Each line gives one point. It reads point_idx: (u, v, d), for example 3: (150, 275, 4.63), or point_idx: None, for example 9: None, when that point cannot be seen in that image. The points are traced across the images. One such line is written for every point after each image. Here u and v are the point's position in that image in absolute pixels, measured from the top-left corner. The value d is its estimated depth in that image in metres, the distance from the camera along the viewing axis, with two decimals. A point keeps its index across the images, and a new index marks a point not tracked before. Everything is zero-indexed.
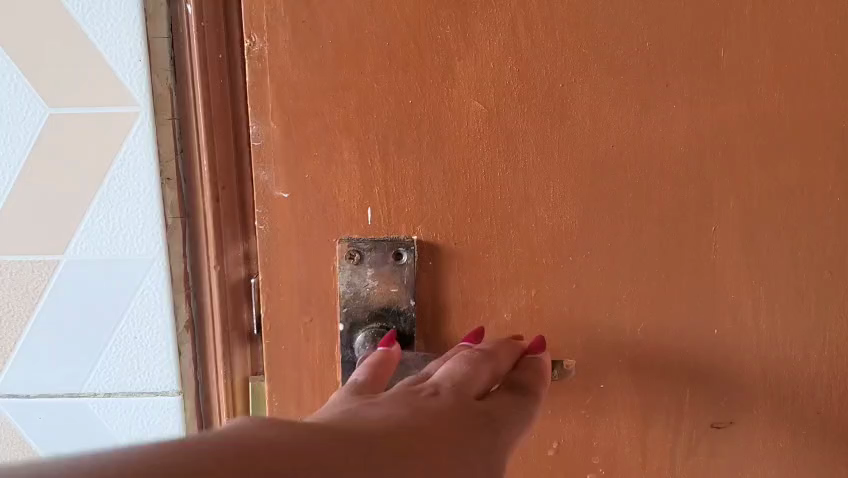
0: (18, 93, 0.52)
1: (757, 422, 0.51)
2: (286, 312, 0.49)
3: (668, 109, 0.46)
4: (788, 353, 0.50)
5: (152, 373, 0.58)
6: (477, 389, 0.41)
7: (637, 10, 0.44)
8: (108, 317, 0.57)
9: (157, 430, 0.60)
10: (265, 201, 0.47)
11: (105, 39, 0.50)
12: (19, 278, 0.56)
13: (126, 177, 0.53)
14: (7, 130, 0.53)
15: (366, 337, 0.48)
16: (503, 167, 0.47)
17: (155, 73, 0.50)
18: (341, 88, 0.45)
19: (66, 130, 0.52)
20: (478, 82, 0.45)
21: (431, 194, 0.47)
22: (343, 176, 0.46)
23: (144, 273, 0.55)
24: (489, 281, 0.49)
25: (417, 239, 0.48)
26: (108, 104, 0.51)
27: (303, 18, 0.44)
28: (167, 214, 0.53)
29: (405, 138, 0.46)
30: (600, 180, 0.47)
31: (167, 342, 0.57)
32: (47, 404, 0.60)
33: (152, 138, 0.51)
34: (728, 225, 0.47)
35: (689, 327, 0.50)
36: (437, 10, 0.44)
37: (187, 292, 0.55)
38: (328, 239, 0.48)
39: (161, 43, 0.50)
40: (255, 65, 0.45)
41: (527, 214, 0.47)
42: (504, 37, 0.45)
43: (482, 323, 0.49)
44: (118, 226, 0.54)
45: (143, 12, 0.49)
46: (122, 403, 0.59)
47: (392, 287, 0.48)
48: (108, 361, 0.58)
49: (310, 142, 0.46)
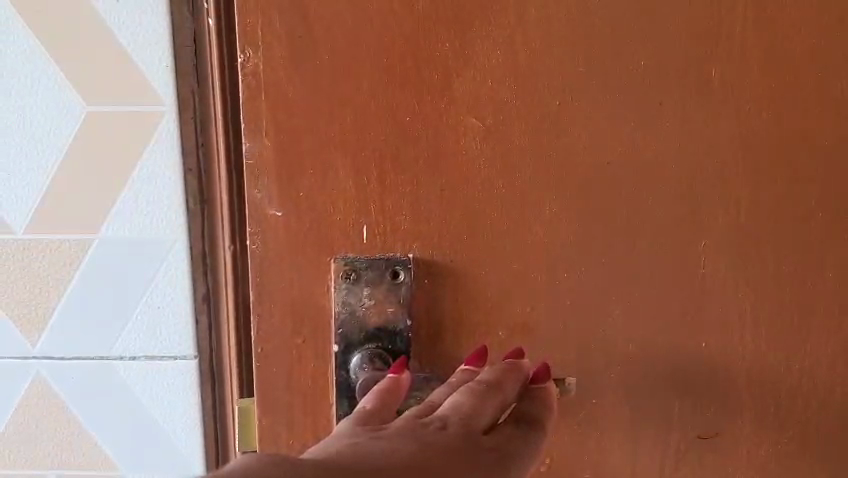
0: (48, 85, 0.52)
1: (745, 439, 0.51)
2: (278, 331, 0.48)
3: (664, 126, 0.45)
4: (778, 370, 0.49)
5: (172, 341, 0.57)
6: (485, 422, 0.40)
7: (635, 27, 0.44)
8: (130, 299, 0.56)
9: (178, 396, 0.59)
10: (258, 220, 0.46)
11: (135, 43, 0.50)
12: (42, 260, 0.56)
13: (152, 167, 0.53)
14: (38, 123, 0.53)
15: (361, 359, 0.47)
16: (501, 183, 0.46)
17: (180, 75, 0.51)
18: (336, 105, 0.44)
19: (98, 127, 0.52)
20: (476, 99, 0.44)
21: (428, 211, 0.46)
22: (337, 193, 0.45)
23: (167, 256, 0.55)
24: (484, 299, 0.48)
25: (414, 257, 0.47)
26: (137, 100, 0.51)
27: (299, 33, 0.43)
28: (189, 201, 0.53)
29: (402, 155, 0.45)
30: (593, 197, 0.46)
31: (183, 322, 0.56)
32: (76, 368, 0.59)
33: (176, 135, 0.52)
34: (723, 241, 0.47)
35: (682, 345, 0.49)
36: (436, 26, 0.43)
37: (205, 273, 0.55)
38: (324, 258, 0.47)
39: (186, 51, 0.50)
40: (249, 81, 0.44)
41: (523, 231, 0.47)
42: (502, 53, 0.44)
43: (477, 342, 0.48)
44: (142, 209, 0.54)
45: (170, 21, 0.50)
46: (144, 377, 0.58)
47: (388, 306, 0.47)
48: (129, 340, 0.57)
49: (304, 159, 0.45)
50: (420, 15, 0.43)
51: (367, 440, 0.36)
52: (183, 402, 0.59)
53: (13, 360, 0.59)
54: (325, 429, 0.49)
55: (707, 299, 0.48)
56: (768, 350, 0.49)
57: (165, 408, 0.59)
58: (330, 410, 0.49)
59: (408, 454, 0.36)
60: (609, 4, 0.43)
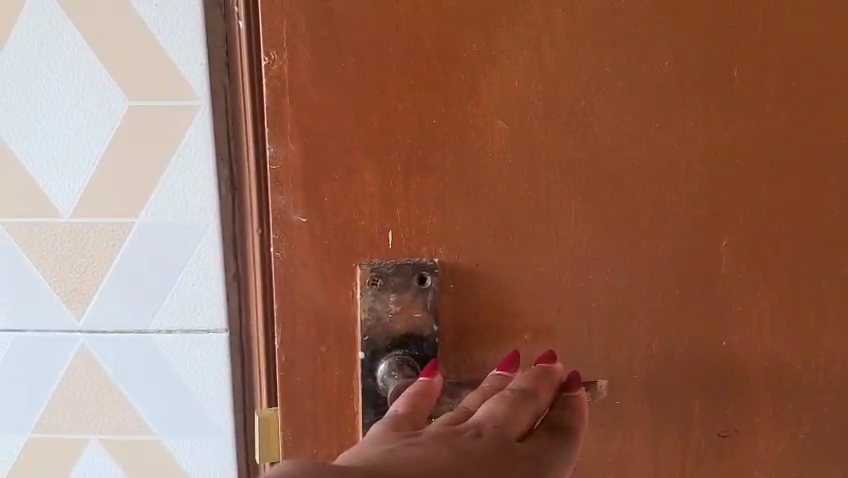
0: (94, 76, 0.53)
1: (767, 441, 0.50)
2: (300, 338, 0.47)
3: (688, 126, 0.44)
4: (800, 372, 0.48)
5: (204, 321, 0.59)
6: (518, 429, 0.40)
7: (661, 28, 0.43)
8: (165, 283, 0.58)
9: (210, 373, 0.60)
10: (281, 225, 0.45)
11: (172, 41, 0.52)
12: (85, 239, 0.57)
13: (186, 155, 0.54)
14: (83, 113, 0.54)
15: (389, 366, 0.46)
16: (526, 185, 0.45)
17: (213, 71, 0.52)
18: (361, 109, 0.43)
19: (136, 120, 0.54)
20: (503, 100, 0.43)
21: (452, 214, 0.45)
22: (360, 196, 0.44)
23: (199, 241, 0.56)
24: (509, 303, 0.47)
25: (439, 262, 0.46)
26: (173, 94, 0.53)
27: (323, 35, 0.42)
28: (221, 188, 0.55)
29: (426, 158, 0.44)
30: (618, 199, 0.45)
31: (215, 305, 0.58)
32: (114, 348, 0.60)
33: (209, 127, 0.53)
34: (747, 241, 0.46)
35: (707, 347, 0.48)
36: (463, 27, 0.42)
37: (235, 256, 0.57)
38: (348, 264, 0.46)
39: (218, 50, 0.52)
40: (274, 85, 0.43)
41: (548, 232, 0.46)
42: (529, 55, 0.43)
43: (500, 346, 0.47)
44: (177, 194, 0.55)
45: (205, 21, 0.51)
46: (181, 352, 0.60)
47: (415, 312, 0.46)
48: (162, 322, 0.59)
49: (327, 164, 0.44)
50: (446, 16, 0.42)
51: (402, 448, 0.36)
52: (214, 379, 0.60)
53: (56, 337, 0.59)
54: (350, 436, 0.48)
55: (731, 299, 0.47)
56: (792, 351, 0.48)
57: (200, 384, 0.61)
58: (356, 418, 0.48)
59: (445, 462, 0.35)
60: (636, 3, 0.42)
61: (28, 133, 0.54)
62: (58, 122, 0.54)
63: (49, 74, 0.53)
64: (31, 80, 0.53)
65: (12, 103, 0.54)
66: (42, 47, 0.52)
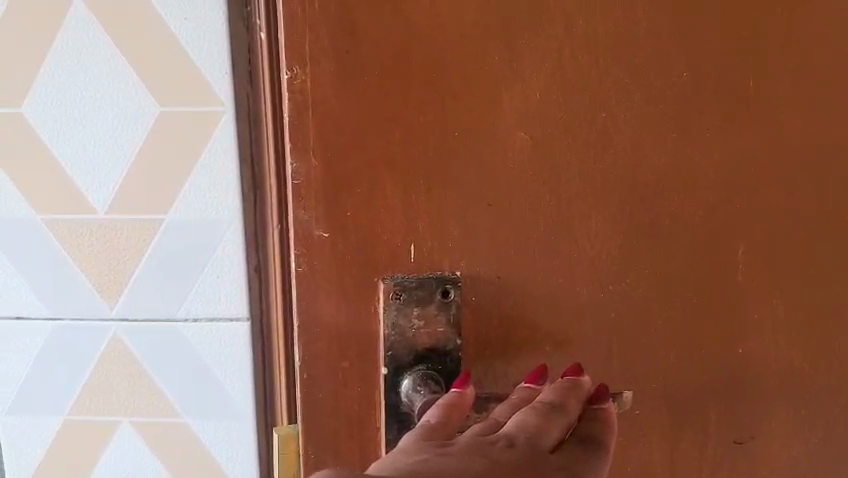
0: (128, 84, 0.58)
1: (778, 447, 0.51)
2: (321, 355, 0.45)
3: (704, 135, 0.45)
4: (813, 375, 0.49)
5: (228, 311, 0.63)
6: (550, 442, 0.40)
7: (675, 40, 0.44)
8: (192, 276, 0.62)
9: (234, 361, 0.65)
10: (302, 242, 0.44)
11: (199, 51, 0.57)
12: (119, 231, 0.62)
13: (213, 157, 0.60)
14: (117, 118, 0.59)
15: (413, 382, 0.45)
16: (548, 196, 0.45)
17: (237, 79, 0.58)
18: (384, 122, 0.42)
19: (168, 123, 0.59)
20: (524, 112, 0.43)
21: (475, 227, 0.45)
22: (383, 211, 0.44)
23: (224, 236, 0.61)
24: (530, 315, 0.47)
25: (462, 275, 0.45)
26: (200, 101, 0.58)
27: (345, 47, 0.41)
28: (244, 186, 0.60)
29: (449, 171, 0.43)
30: (637, 208, 0.46)
31: (239, 296, 0.63)
32: (143, 336, 0.64)
33: (234, 130, 0.59)
34: (761, 248, 0.47)
35: (723, 355, 0.48)
36: (485, 39, 0.42)
37: (256, 250, 0.62)
38: (370, 278, 0.45)
39: (242, 61, 0.58)
40: (295, 98, 0.42)
41: (569, 243, 0.46)
42: (550, 66, 0.43)
43: (522, 358, 0.47)
44: (205, 194, 0.60)
45: (230, 32, 0.57)
46: (204, 341, 0.64)
47: (438, 326, 0.46)
48: (190, 310, 0.63)
49: (349, 180, 0.43)
50: (469, 28, 0.42)
51: (435, 458, 0.36)
52: (237, 368, 0.65)
53: (90, 324, 0.64)
54: (372, 453, 0.47)
55: (747, 306, 0.48)
56: (806, 356, 0.49)
57: (224, 372, 0.65)
58: (378, 435, 0.47)
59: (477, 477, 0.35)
60: (652, 16, 0.43)
61: (66, 131, 0.60)
62: (94, 125, 0.59)
63: (87, 80, 0.59)
64: (70, 85, 0.59)
65: (50, 105, 0.59)
66: (78, 53, 0.58)
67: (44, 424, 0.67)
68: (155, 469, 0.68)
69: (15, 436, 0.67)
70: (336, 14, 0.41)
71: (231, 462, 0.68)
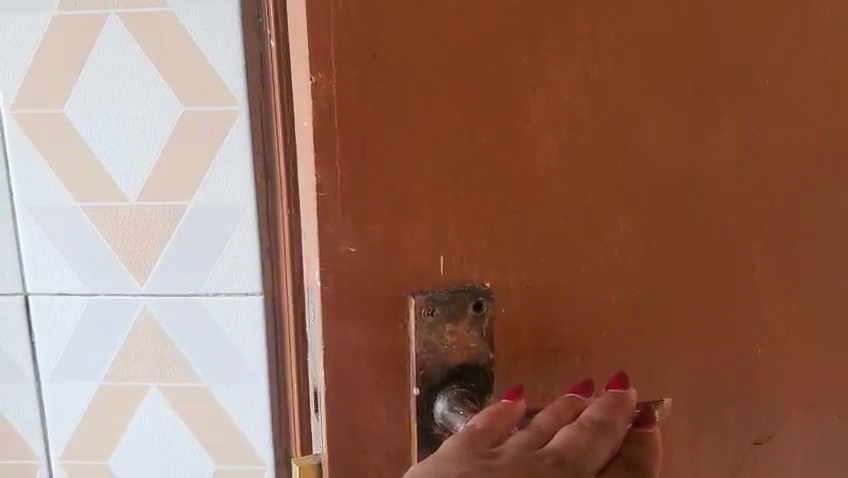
0: (153, 90, 0.75)
1: (762, 416, 0.55)
2: (352, 377, 0.42)
3: (708, 131, 0.47)
4: (787, 343, 0.54)
5: (244, 279, 0.79)
6: (596, 464, 0.38)
7: (683, 39, 0.45)
8: (212, 249, 0.78)
9: (249, 322, 0.80)
10: (327, 260, 0.40)
11: (220, 61, 0.74)
12: (146, 214, 0.78)
13: (231, 150, 0.76)
14: (143, 117, 0.76)
15: (448, 403, 0.42)
16: (574, 201, 0.44)
17: (251, 83, 0.74)
18: (411, 128, 0.39)
19: (190, 120, 0.75)
20: (551, 115, 0.42)
21: (504, 237, 0.43)
22: (412, 222, 0.41)
23: (239, 217, 0.77)
24: (558, 325, 0.45)
25: (492, 286, 0.43)
26: (218, 102, 0.74)
27: (372, 51, 0.38)
28: (257, 175, 0.76)
29: (478, 179, 0.41)
30: (653, 205, 0.46)
31: (253, 264, 0.78)
32: (172, 301, 0.80)
33: (248, 128, 0.75)
34: (749, 232, 0.50)
35: (723, 335, 0.51)
36: (513, 40, 0.40)
37: (267, 229, 0.78)
38: (399, 295, 0.41)
39: (254, 68, 0.74)
40: (321, 107, 0.38)
41: (594, 247, 0.45)
42: (575, 68, 0.42)
43: (551, 369, 0.46)
44: (225, 186, 0.76)
45: (244, 46, 0.73)
46: (222, 307, 0.80)
47: (471, 341, 0.43)
48: (214, 277, 0.79)
49: (374, 189, 0.40)
50: (498, 30, 0.40)
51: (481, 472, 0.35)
52: (250, 329, 0.80)
53: (123, 297, 0.80)
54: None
55: (739, 288, 0.50)
56: (782, 325, 0.53)
57: (241, 333, 0.81)
58: (410, 456, 0.44)
59: None
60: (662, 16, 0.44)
61: (100, 126, 0.76)
62: (124, 122, 0.76)
63: (119, 86, 0.75)
64: (105, 88, 0.75)
65: (88, 104, 0.76)
66: (109, 63, 0.75)
67: (81, 389, 0.83)
68: (179, 429, 0.84)
69: (57, 398, 0.84)
70: (362, 14, 0.38)
71: (245, 413, 0.83)
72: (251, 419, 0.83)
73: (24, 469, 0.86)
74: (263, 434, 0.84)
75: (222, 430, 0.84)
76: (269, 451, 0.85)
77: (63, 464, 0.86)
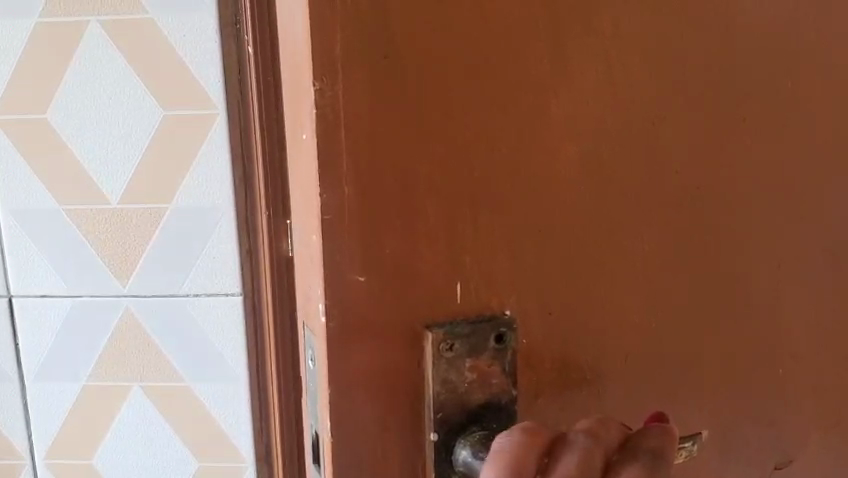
0: (135, 93, 0.73)
1: (785, 437, 0.51)
2: (362, 421, 0.37)
3: (738, 140, 0.43)
4: (815, 365, 0.50)
5: (224, 280, 0.76)
6: None
7: (713, 41, 0.41)
8: (193, 252, 0.76)
9: (227, 322, 0.78)
10: (336, 289, 0.36)
11: (199, 66, 0.71)
12: (128, 216, 0.76)
13: (210, 150, 0.73)
14: (127, 120, 0.73)
15: (472, 449, 0.38)
16: (599, 217, 0.40)
17: (229, 86, 0.71)
18: (423, 140, 0.35)
19: (171, 123, 0.73)
20: (575, 123, 0.38)
21: (525, 259, 0.39)
22: (428, 244, 0.36)
23: (219, 217, 0.75)
24: (583, 352, 0.41)
25: (512, 314, 0.39)
26: (198, 107, 0.72)
27: (383, 53, 0.34)
28: (236, 175, 0.73)
29: (497, 194, 0.37)
30: (680, 219, 0.42)
31: (233, 268, 0.76)
32: (155, 302, 0.78)
33: (226, 130, 0.72)
34: (781, 247, 0.46)
35: (752, 357, 0.47)
36: (535, 42, 0.37)
37: (247, 235, 0.75)
38: (413, 327, 0.37)
39: (233, 70, 0.71)
40: (326, 117, 0.34)
41: (620, 266, 0.41)
42: (600, 71, 0.38)
43: (575, 400, 0.42)
44: (204, 183, 0.74)
45: (222, 50, 0.71)
46: (201, 309, 0.78)
47: (493, 378, 0.39)
48: (195, 277, 0.77)
49: (385, 208, 0.35)
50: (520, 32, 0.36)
51: None
52: (232, 332, 0.78)
53: (109, 297, 0.78)
54: None
55: (772, 307, 0.47)
56: (810, 345, 0.50)
57: (223, 336, 0.78)
58: None
59: None
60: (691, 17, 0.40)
61: (83, 131, 0.74)
62: (107, 125, 0.74)
63: (100, 90, 0.73)
64: (86, 92, 0.73)
65: (68, 109, 0.74)
66: (89, 66, 0.72)
67: (66, 390, 0.81)
68: (163, 427, 0.82)
69: (42, 401, 0.81)
70: (370, 10, 0.33)
71: (227, 415, 0.81)
72: (235, 418, 0.81)
73: (8, 469, 0.84)
74: (247, 433, 0.81)
75: (207, 426, 0.81)
76: (251, 449, 0.82)
77: (49, 465, 0.84)
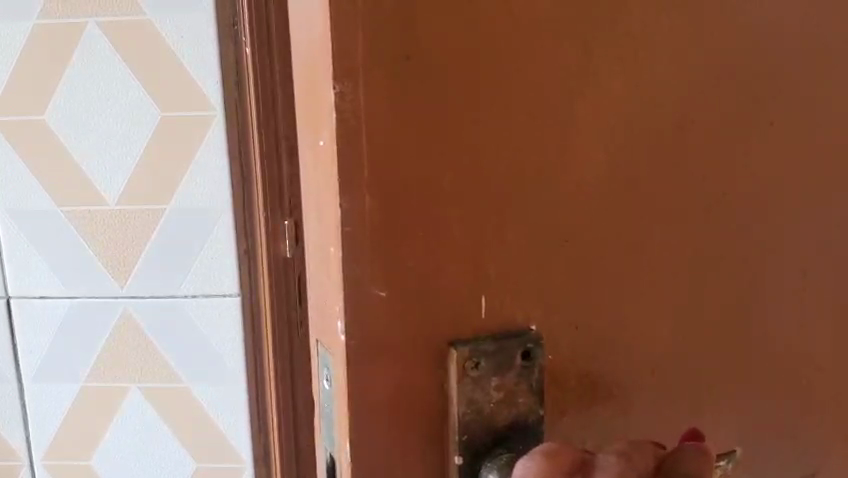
0: (134, 97, 0.74)
1: (829, 456, 0.48)
2: (382, 443, 0.36)
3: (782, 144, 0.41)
4: None
5: (222, 280, 0.78)
6: None
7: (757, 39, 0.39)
8: (191, 253, 0.78)
9: (225, 321, 0.79)
10: (355, 302, 0.34)
11: (198, 69, 0.73)
12: (127, 218, 0.77)
13: (208, 152, 0.74)
14: (126, 124, 0.75)
15: (499, 473, 0.37)
16: (629, 226, 0.38)
17: (226, 88, 0.73)
18: (447, 146, 0.33)
19: (168, 127, 0.74)
20: (605, 127, 0.36)
21: (550, 270, 0.37)
22: (450, 255, 0.35)
23: (216, 220, 0.76)
24: (611, 367, 0.40)
25: (537, 330, 0.38)
26: (196, 109, 0.73)
27: (406, 51, 0.32)
28: (231, 175, 0.75)
29: (523, 202, 0.36)
30: (718, 228, 0.40)
31: (230, 269, 0.77)
32: (153, 302, 0.80)
33: (223, 131, 0.74)
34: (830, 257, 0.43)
35: (794, 371, 0.45)
36: (563, 41, 0.35)
37: (245, 236, 0.76)
38: (435, 343, 0.35)
39: (230, 71, 0.72)
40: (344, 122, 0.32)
41: (651, 278, 0.39)
42: (629, 72, 0.36)
43: (602, 417, 0.40)
44: (204, 186, 0.75)
45: (220, 52, 0.72)
46: (198, 310, 0.79)
47: (518, 397, 0.38)
48: (192, 278, 0.78)
49: (406, 218, 0.34)
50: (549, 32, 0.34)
51: None
52: (228, 330, 0.80)
53: (103, 298, 0.80)
54: None
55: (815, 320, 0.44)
56: None
57: (220, 335, 0.80)
58: None
59: None
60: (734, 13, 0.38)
61: (81, 134, 0.76)
62: (105, 128, 0.75)
63: (99, 93, 0.74)
64: (85, 95, 0.75)
65: (67, 112, 0.75)
66: (87, 69, 0.74)
67: (63, 390, 0.83)
68: (156, 429, 0.84)
69: (41, 401, 0.83)
70: (391, 10, 0.32)
71: (222, 415, 0.83)
72: (230, 417, 0.83)
73: (7, 469, 0.86)
74: (243, 433, 0.83)
75: (201, 428, 0.83)
76: (249, 449, 0.83)
77: (45, 466, 0.86)
